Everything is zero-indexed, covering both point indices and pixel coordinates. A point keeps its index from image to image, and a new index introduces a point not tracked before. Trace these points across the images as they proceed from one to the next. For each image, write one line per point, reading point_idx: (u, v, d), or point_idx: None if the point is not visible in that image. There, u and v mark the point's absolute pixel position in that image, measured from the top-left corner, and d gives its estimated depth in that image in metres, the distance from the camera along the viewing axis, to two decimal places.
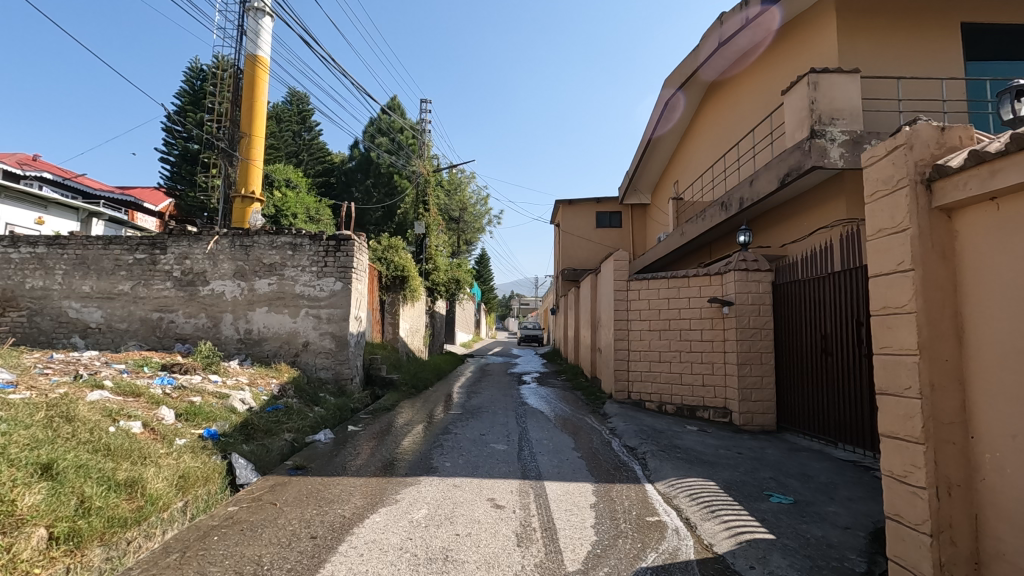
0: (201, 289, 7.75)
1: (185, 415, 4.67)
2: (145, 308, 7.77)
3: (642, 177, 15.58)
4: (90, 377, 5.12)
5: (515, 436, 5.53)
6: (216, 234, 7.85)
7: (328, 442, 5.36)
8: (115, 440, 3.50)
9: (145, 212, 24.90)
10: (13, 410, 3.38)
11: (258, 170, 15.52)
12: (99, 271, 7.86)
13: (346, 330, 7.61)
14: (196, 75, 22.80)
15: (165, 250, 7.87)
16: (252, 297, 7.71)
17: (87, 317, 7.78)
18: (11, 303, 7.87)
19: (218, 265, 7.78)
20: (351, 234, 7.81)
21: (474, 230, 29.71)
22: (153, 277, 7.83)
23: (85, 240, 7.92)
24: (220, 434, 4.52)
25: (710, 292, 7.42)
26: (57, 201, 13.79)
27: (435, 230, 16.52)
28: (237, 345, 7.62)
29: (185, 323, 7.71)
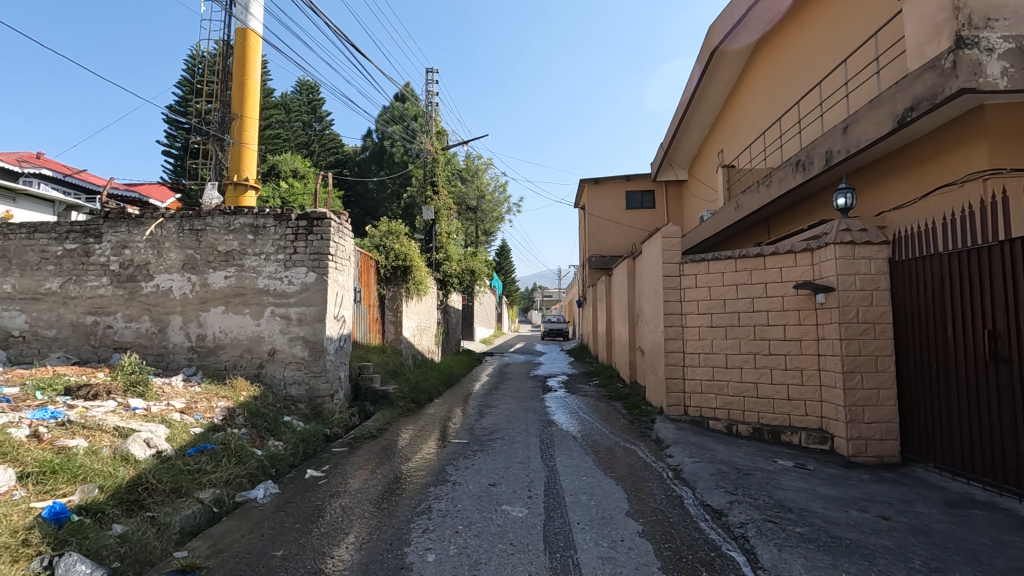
0: (143, 285, 6.20)
1: (36, 475, 3.08)
2: (77, 311, 6.26)
3: (678, 151, 13.62)
4: None
5: (539, 489, 3.80)
6: (161, 217, 6.29)
7: (267, 500, 3.69)
8: None
9: None
10: None
11: (252, 154, 13.68)
12: (22, 266, 6.37)
13: (321, 333, 5.97)
14: (194, 61, 21.41)
15: (100, 238, 6.33)
16: (205, 294, 6.12)
17: (9, 323, 6.31)
18: None
19: (163, 255, 6.21)
20: (326, 212, 6.13)
21: (493, 219, 28.03)
22: (86, 272, 6.29)
23: (6, 228, 6.43)
24: (74, 509, 2.88)
25: (795, 276, 5.56)
26: (28, 192, 12.57)
27: (447, 216, 14.82)
28: (187, 356, 6.07)
29: (125, 329, 6.18)
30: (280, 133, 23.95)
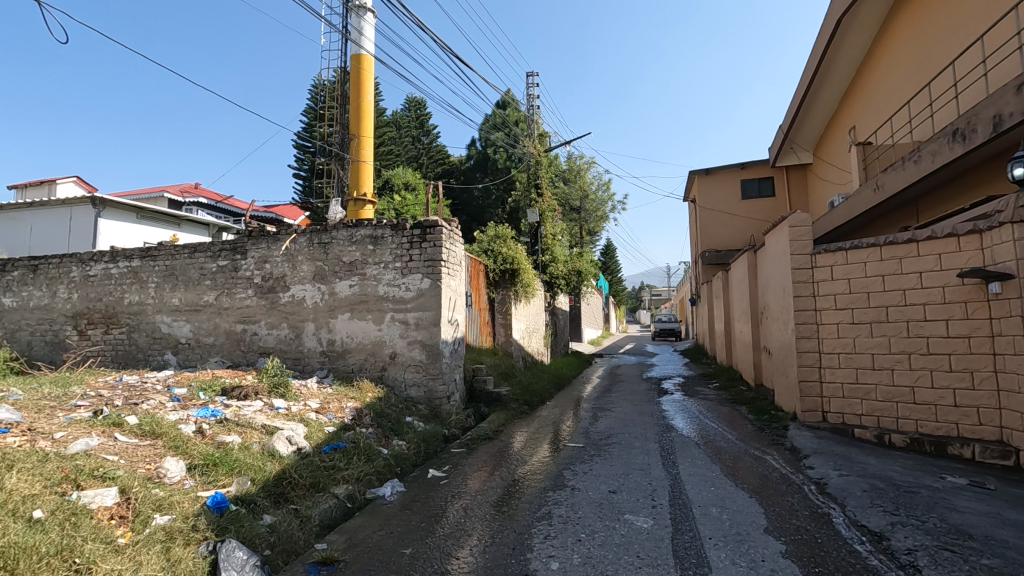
0: (282, 295, 6.82)
1: (201, 467, 3.45)
2: (230, 320, 7.04)
3: (801, 132, 12.47)
4: (114, 414, 4.15)
5: (663, 498, 3.60)
6: (294, 233, 6.89)
7: (394, 498, 3.86)
8: (25, 539, 2.26)
9: None
10: None
11: (369, 170, 14.50)
12: (186, 282, 7.28)
13: (437, 337, 6.19)
14: (317, 90, 23.40)
15: (246, 255, 7.07)
16: (333, 302, 6.60)
17: (177, 332, 7.25)
18: (113, 320, 7.58)
19: (297, 267, 6.79)
20: (437, 219, 6.34)
21: (598, 218, 27.60)
22: (235, 285, 7.06)
23: (173, 249, 7.40)
24: (232, 500, 3.19)
25: (959, 263, 4.79)
26: (188, 218, 14.59)
27: (551, 218, 14.80)
28: (319, 359, 6.58)
29: (268, 335, 6.84)
30: (392, 149, 25.45)
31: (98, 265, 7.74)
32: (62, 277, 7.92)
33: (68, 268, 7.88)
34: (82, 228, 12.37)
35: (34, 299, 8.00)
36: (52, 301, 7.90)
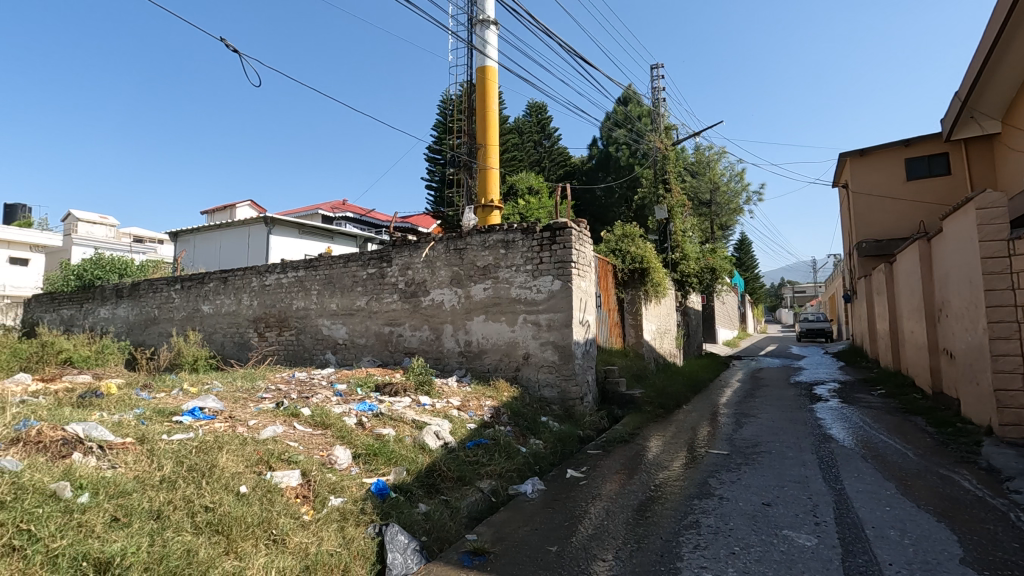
0: (423, 300, 7.31)
1: (364, 456, 3.81)
2: (379, 322, 7.70)
3: (984, 98, 10.63)
4: (291, 405, 4.75)
5: (828, 515, 3.27)
6: (433, 240, 7.35)
7: (535, 496, 3.94)
8: (234, 510, 2.66)
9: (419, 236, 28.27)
10: (145, 470, 2.85)
11: (495, 176, 14.83)
12: (342, 288, 8.10)
13: (569, 338, 6.22)
14: (445, 104, 24.73)
15: (391, 262, 7.69)
16: (469, 305, 6.93)
17: (336, 334, 8.09)
18: (284, 324, 8.66)
19: (436, 273, 7.23)
20: (567, 221, 6.38)
21: (730, 211, 25.88)
22: (383, 291, 7.71)
23: (331, 260, 8.27)
24: (391, 487, 3.48)
25: None
26: (340, 231, 16.22)
27: (681, 214, 14.18)
28: (458, 359, 6.94)
29: (412, 337, 7.36)
30: (515, 154, 26.05)
31: (272, 276, 8.90)
32: (245, 287, 9.21)
33: (249, 279, 9.15)
34: (258, 244, 14.34)
35: (225, 306, 9.40)
36: (239, 308, 9.22)
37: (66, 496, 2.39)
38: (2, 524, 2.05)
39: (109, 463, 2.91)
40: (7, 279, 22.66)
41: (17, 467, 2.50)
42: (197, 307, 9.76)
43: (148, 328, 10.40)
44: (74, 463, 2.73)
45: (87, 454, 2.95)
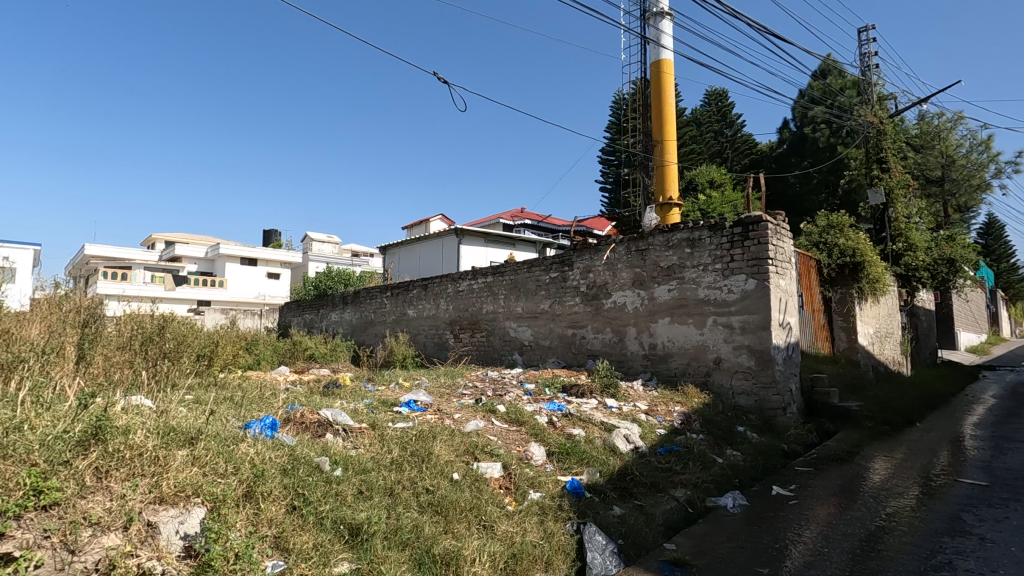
0: (605, 302, 7.33)
1: (557, 454, 3.95)
2: (562, 325, 7.91)
3: None
4: (488, 402, 5.13)
5: None
6: (614, 243, 7.33)
7: (737, 511, 3.66)
8: (450, 494, 2.96)
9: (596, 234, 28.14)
10: (376, 453, 3.32)
11: (674, 173, 13.92)
12: (527, 292, 8.50)
13: (767, 342, 5.68)
14: (617, 105, 24.47)
15: (572, 266, 7.85)
16: (653, 307, 6.75)
17: (522, 336, 8.51)
18: (476, 326, 9.38)
19: (617, 275, 7.20)
20: (761, 213, 5.84)
21: (972, 189, 21.20)
22: (565, 294, 7.90)
23: (516, 265, 8.74)
24: (585, 487, 3.54)
25: None
26: (520, 238, 17.05)
27: (902, 197, 12.02)
28: (642, 362, 6.80)
29: (595, 339, 7.42)
30: (695, 147, 24.30)
31: (464, 282, 9.71)
32: (442, 292, 10.20)
33: (445, 286, 10.11)
34: (450, 254, 15.79)
35: (426, 310, 10.51)
36: (437, 312, 10.24)
37: (325, 469, 2.91)
38: (287, 487, 2.56)
39: (352, 444, 3.46)
40: (266, 290, 28.31)
41: (291, 442, 3.11)
42: (404, 312, 11.08)
43: (367, 330, 12.10)
44: (329, 442, 3.30)
45: (336, 435, 3.54)
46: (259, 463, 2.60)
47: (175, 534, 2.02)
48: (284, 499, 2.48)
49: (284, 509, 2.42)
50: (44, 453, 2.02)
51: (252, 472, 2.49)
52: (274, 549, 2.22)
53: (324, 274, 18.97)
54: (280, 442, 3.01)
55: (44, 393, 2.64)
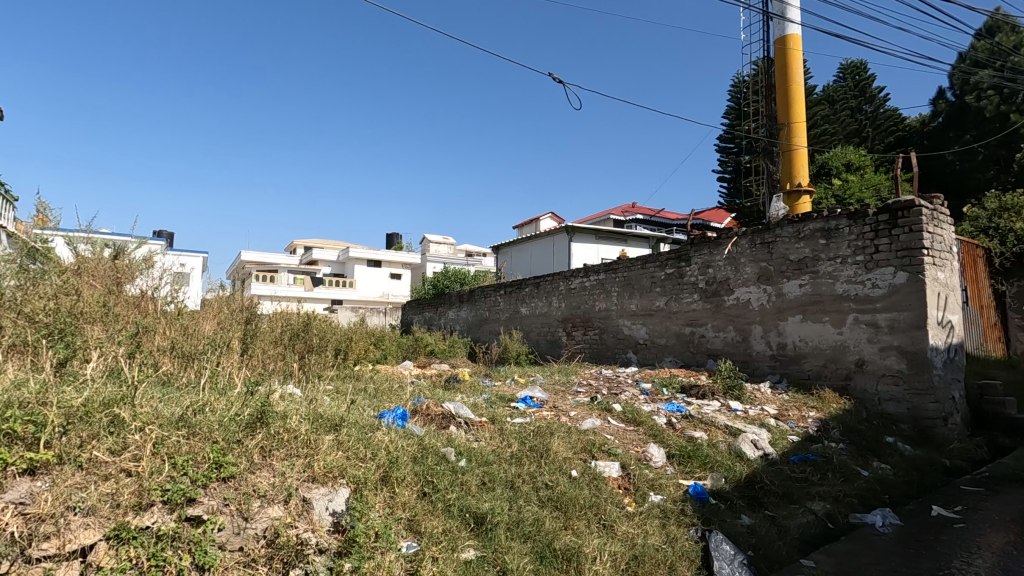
0: (727, 299, 6.93)
1: (678, 457, 3.82)
2: (679, 323, 7.61)
3: None
4: (604, 401, 5.08)
5: None
6: (736, 235, 6.91)
7: (888, 531, 3.27)
8: (569, 491, 2.98)
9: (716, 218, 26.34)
10: (497, 446, 3.44)
11: None
12: (641, 289, 8.28)
13: (922, 343, 5.01)
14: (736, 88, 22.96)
15: (690, 261, 7.53)
16: (782, 304, 6.25)
17: (636, 334, 8.31)
18: (589, 324, 9.32)
19: (740, 270, 6.77)
20: (913, 197, 5.17)
21: None
22: (682, 291, 7.59)
23: (629, 262, 8.55)
24: (709, 492, 3.37)
25: None
26: (633, 234, 16.63)
27: None
28: (770, 363, 6.33)
29: (715, 338, 7.05)
30: (826, 127, 21.47)
31: (576, 279, 9.69)
32: (554, 290, 10.26)
33: (557, 283, 10.16)
34: (561, 251, 15.85)
35: (539, 308, 10.64)
36: (549, 309, 10.33)
37: (451, 459, 3.07)
38: (418, 474, 2.74)
39: (474, 437, 3.62)
40: (390, 289, 30.42)
41: (420, 432, 3.32)
42: (517, 310, 11.31)
43: (482, 327, 12.53)
44: (453, 434, 3.48)
45: (459, 427, 3.72)
46: (394, 451, 2.80)
47: (325, 510, 2.24)
48: (416, 485, 2.66)
49: (415, 494, 2.59)
50: (223, 431, 2.34)
51: (387, 459, 2.70)
52: (408, 531, 2.38)
53: (441, 274, 19.95)
54: (411, 432, 3.23)
55: (219, 380, 3.07)
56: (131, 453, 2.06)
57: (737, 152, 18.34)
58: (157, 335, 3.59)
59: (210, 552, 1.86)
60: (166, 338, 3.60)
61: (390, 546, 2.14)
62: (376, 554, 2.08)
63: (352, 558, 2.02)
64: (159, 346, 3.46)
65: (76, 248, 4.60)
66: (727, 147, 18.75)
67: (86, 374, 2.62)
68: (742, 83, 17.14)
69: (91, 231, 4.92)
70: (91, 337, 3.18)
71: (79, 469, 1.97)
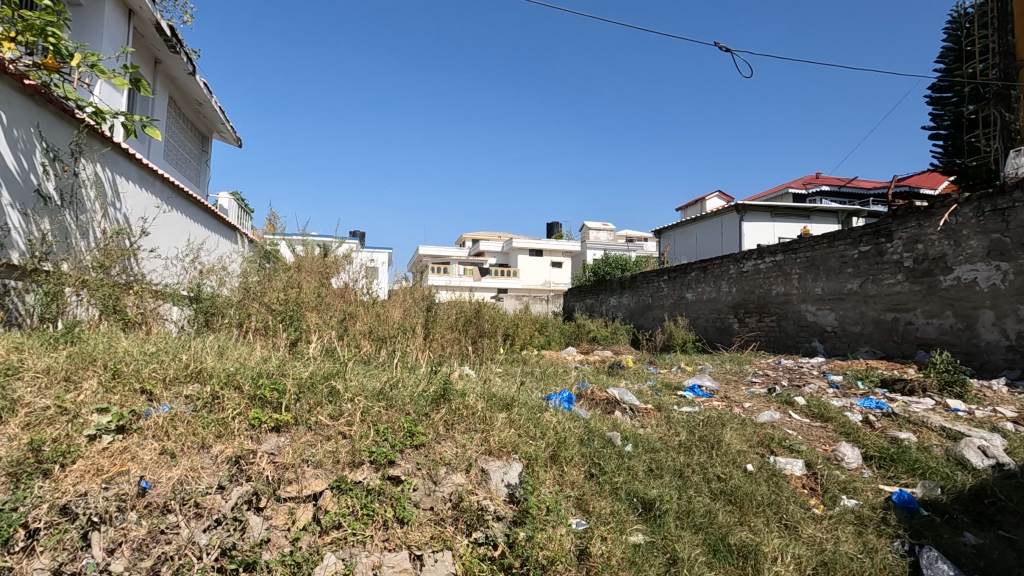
0: (943, 279, 5.85)
1: (879, 460, 3.38)
2: (878, 308, 6.63)
3: None
4: (784, 393, 4.67)
5: None
6: (956, 203, 5.78)
7: None
8: (744, 486, 2.82)
9: (934, 185, 21.87)
10: (663, 434, 3.38)
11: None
12: (828, 271, 7.37)
13: None
14: None
15: (892, 237, 6.52)
16: (1023, 283, 5.08)
17: (823, 321, 7.43)
18: (764, 310, 8.57)
19: (961, 244, 5.67)
20: None
21: None
22: (883, 271, 6.60)
23: (813, 241, 7.66)
24: (921, 502, 2.92)
25: None
26: (817, 208, 14.79)
27: None
28: (1006, 357, 5.22)
29: (928, 325, 6.00)
30: None
31: (750, 261, 8.95)
32: (723, 275, 9.61)
33: (727, 267, 9.48)
34: (731, 232, 14.74)
35: (707, 293, 10.05)
36: (719, 295, 9.69)
37: (617, 443, 3.11)
38: (585, 456, 2.84)
39: (639, 423, 3.60)
40: (552, 278, 31.16)
41: (585, 415, 3.42)
42: (683, 295, 10.81)
43: (646, 314, 12.21)
44: (618, 419, 3.50)
45: (624, 413, 3.73)
46: (560, 431, 2.93)
47: (501, 482, 2.42)
48: (584, 465, 2.76)
49: (583, 474, 2.68)
50: (414, 405, 2.68)
51: (556, 438, 2.83)
52: (578, 508, 2.47)
53: (602, 260, 19.91)
54: (577, 415, 3.34)
55: (408, 360, 3.49)
56: (345, 419, 2.46)
57: (956, 102, 15.18)
58: (358, 320, 4.18)
59: (408, 509, 2.14)
60: (365, 323, 4.17)
61: (557, 521, 2.24)
62: (544, 526, 2.19)
63: (527, 528, 2.14)
64: (360, 330, 4.04)
65: (297, 249, 5.53)
66: (942, 97, 15.62)
67: (309, 352, 3.18)
68: (964, 15, 14.09)
69: (306, 234, 5.86)
70: (311, 322, 3.83)
71: (310, 430, 2.40)
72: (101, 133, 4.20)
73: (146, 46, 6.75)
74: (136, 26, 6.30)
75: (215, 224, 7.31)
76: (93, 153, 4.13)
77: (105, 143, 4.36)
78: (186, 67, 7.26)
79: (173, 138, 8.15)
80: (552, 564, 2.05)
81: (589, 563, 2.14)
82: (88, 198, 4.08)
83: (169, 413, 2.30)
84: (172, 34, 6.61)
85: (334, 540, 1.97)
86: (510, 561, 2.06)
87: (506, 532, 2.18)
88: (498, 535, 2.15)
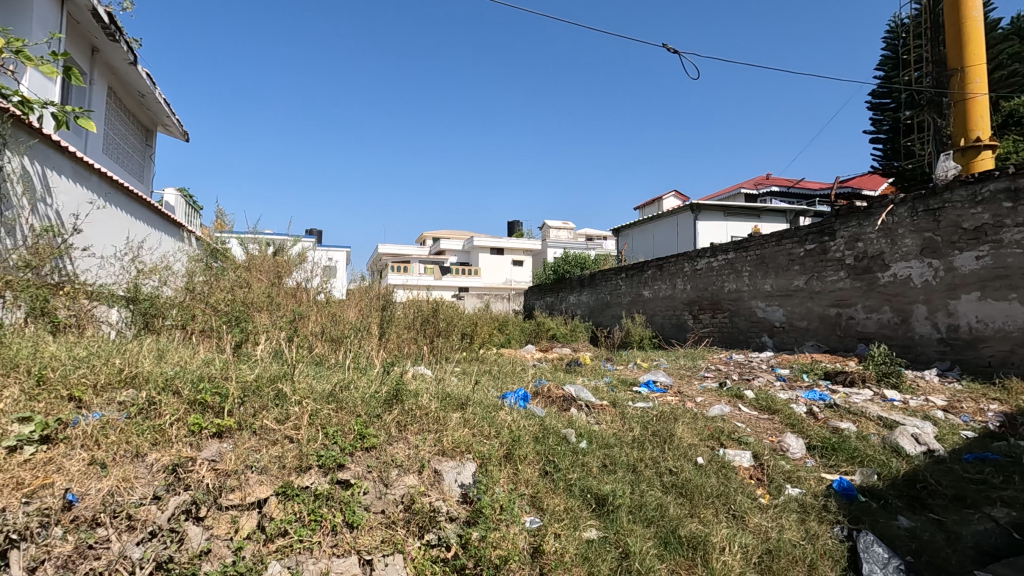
0: (881, 276, 6.15)
1: (821, 450, 3.52)
2: (823, 304, 6.92)
3: None
4: (734, 387, 4.82)
5: None
6: (893, 204, 6.09)
7: None
8: (695, 478, 2.88)
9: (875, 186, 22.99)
10: (618, 430, 3.42)
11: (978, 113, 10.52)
12: (777, 268, 7.64)
13: None
14: None
15: (834, 236, 6.81)
16: (953, 279, 5.39)
17: (772, 317, 7.70)
18: (717, 307, 8.82)
19: (897, 242, 5.98)
20: None
21: None
22: (826, 268, 6.89)
23: (762, 239, 7.92)
24: (859, 489, 3.06)
25: None
26: (767, 208, 15.31)
27: None
28: (938, 349, 5.54)
29: (867, 319, 6.31)
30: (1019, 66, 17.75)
31: (703, 259, 9.19)
32: (678, 272, 9.84)
33: (682, 265, 9.71)
34: (687, 231, 15.11)
35: (663, 291, 10.26)
36: (674, 292, 9.91)
37: (572, 440, 3.13)
38: (540, 453, 2.85)
39: (595, 419, 3.64)
40: (512, 276, 31.22)
41: (541, 413, 3.43)
42: (640, 293, 11.01)
43: (605, 311, 12.38)
44: (574, 416, 3.53)
45: (580, 410, 3.76)
46: (516, 429, 2.93)
47: (454, 482, 2.40)
48: (539, 462, 2.77)
49: (538, 472, 2.69)
50: (365, 407, 2.63)
51: (510, 437, 2.83)
52: (532, 506, 2.47)
53: (562, 258, 20.07)
54: (532, 412, 3.34)
55: (361, 360, 3.42)
56: (292, 422, 2.38)
57: (894, 108, 16.00)
58: (310, 321, 4.06)
59: (358, 512, 2.09)
60: (316, 323, 4.05)
61: (510, 519, 2.24)
62: (498, 525, 2.18)
63: (480, 527, 2.12)
64: (312, 331, 3.93)
65: (246, 248, 5.34)
66: (881, 103, 16.43)
67: (256, 354, 3.07)
68: (900, 25, 14.86)
69: (257, 232, 5.66)
70: (258, 323, 3.70)
71: (254, 435, 2.32)
72: (29, 125, 3.94)
73: (81, 33, 6.38)
74: (70, 12, 5.94)
75: (159, 221, 6.99)
76: (19, 146, 3.87)
77: (33, 134, 4.09)
78: (126, 56, 6.91)
79: (112, 131, 7.74)
80: (504, 562, 2.04)
81: (541, 561, 2.14)
82: (14, 193, 3.82)
83: (100, 420, 2.17)
84: (110, 21, 6.27)
85: (279, 548, 1.91)
86: (461, 561, 2.05)
87: (458, 532, 2.16)
88: (450, 536, 2.13)
